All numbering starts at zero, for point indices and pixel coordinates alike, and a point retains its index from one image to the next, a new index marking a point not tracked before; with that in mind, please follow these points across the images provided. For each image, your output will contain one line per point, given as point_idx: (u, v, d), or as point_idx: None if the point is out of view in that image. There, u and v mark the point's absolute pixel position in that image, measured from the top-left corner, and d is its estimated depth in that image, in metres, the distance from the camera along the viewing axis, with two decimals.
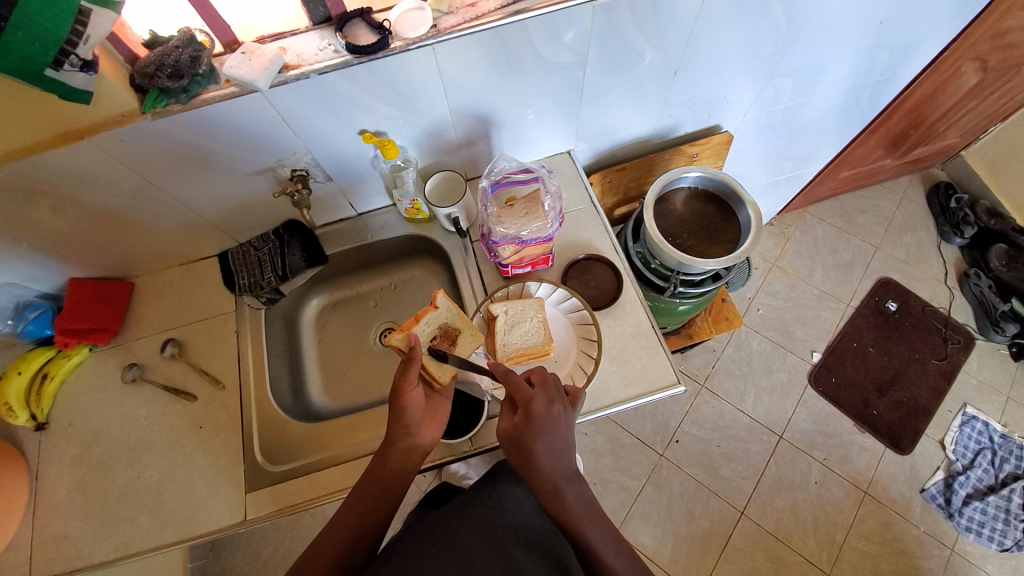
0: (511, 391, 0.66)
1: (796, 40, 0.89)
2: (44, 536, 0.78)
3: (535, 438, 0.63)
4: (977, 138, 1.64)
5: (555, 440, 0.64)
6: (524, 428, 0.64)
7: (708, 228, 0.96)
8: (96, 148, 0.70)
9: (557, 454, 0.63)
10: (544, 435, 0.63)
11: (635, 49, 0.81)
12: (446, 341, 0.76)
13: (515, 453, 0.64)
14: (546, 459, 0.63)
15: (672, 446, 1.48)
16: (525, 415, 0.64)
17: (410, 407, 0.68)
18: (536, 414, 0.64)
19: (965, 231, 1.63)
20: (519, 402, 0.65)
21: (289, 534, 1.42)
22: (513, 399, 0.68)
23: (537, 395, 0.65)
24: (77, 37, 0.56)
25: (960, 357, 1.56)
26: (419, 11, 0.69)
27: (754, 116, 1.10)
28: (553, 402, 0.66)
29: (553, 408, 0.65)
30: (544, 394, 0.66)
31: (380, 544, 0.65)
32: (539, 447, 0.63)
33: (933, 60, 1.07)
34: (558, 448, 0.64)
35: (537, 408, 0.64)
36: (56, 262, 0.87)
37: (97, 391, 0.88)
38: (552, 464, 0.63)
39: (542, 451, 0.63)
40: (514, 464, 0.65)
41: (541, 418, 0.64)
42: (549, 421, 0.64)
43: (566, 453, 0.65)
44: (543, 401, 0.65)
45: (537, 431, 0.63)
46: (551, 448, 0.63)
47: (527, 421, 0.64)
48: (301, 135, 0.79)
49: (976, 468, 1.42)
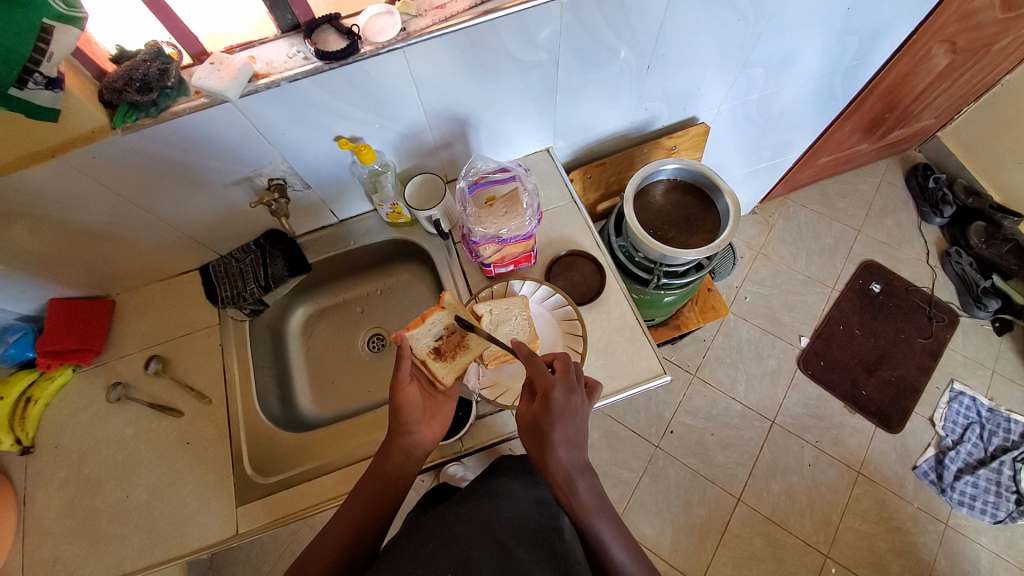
0: (532, 375, 0.66)
1: (766, 30, 0.90)
2: (34, 562, 0.77)
3: (553, 426, 0.63)
4: (951, 120, 1.67)
5: (571, 429, 0.64)
6: (542, 415, 0.64)
7: (688, 219, 0.97)
8: (68, 166, 0.70)
9: (572, 443, 0.64)
10: (561, 424, 0.63)
11: (607, 45, 0.81)
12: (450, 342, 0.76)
13: (529, 434, 0.65)
14: (562, 448, 0.63)
15: (667, 437, 1.49)
16: (544, 403, 0.64)
17: (407, 405, 0.69)
18: (555, 403, 0.64)
19: (944, 211, 1.66)
20: (538, 389, 0.65)
21: (289, 545, 1.42)
22: (533, 384, 0.67)
23: (558, 382, 0.65)
24: (40, 54, 0.56)
25: (946, 334, 1.58)
26: (388, 16, 0.69)
27: (730, 107, 1.11)
28: (572, 392, 0.66)
29: (571, 398, 0.65)
30: (564, 384, 0.65)
31: (382, 542, 0.65)
32: (558, 435, 0.63)
33: (903, 44, 1.09)
34: (574, 437, 0.64)
35: (555, 398, 0.64)
36: (33, 283, 0.86)
37: (82, 412, 0.87)
38: (567, 453, 0.63)
39: (559, 440, 0.63)
40: (528, 446, 0.65)
41: (560, 407, 0.64)
42: (566, 411, 0.64)
43: (579, 444, 0.65)
44: (563, 391, 0.65)
45: (555, 420, 0.63)
46: (567, 438, 0.63)
47: (546, 407, 0.64)
48: (275, 144, 0.79)
49: (965, 442, 1.44)
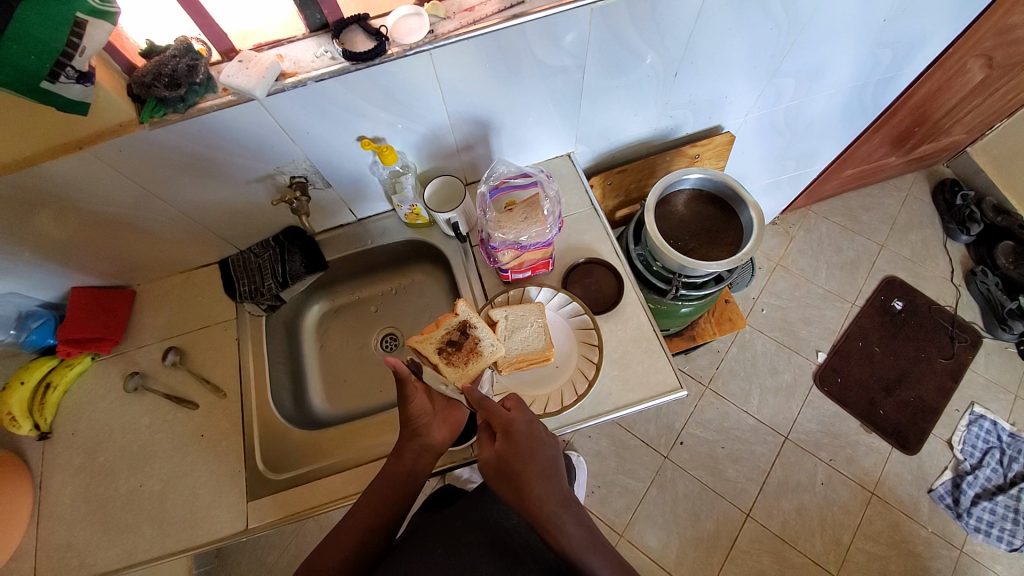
0: (488, 417, 0.65)
1: (798, 39, 0.88)
2: (48, 547, 0.78)
3: (523, 459, 0.60)
4: (982, 135, 1.62)
5: (544, 461, 0.61)
6: (508, 453, 0.61)
7: (710, 230, 0.96)
8: (96, 159, 0.71)
9: (548, 475, 0.61)
10: (531, 458, 0.61)
11: (634, 51, 0.80)
12: (460, 352, 0.74)
13: (499, 482, 0.60)
14: (537, 481, 0.59)
15: (677, 448, 1.48)
16: (508, 440, 0.62)
17: (416, 410, 0.67)
18: (517, 436, 0.63)
19: (971, 229, 1.61)
20: (497, 428, 0.64)
21: (294, 539, 1.43)
22: (491, 426, 0.65)
23: (517, 416, 0.65)
24: (73, 49, 0.56)
25: (968, 355, 1.54)
26: (416, 17, 0.68)
27: (756, 116, 1.09)
28: (532, 422, 0.66)
29: (534, 428, 0.65)
30: (523, 416, 0.65)
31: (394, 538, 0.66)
32: (530, 468, 0.60)
33: (938, 57, 1.06)
34: (548, 468, 0.61)
35: (517, 430, 0.63)
36: (58, 271, 0.87)
37: (99, 400, 0.88)
38: (546, 486, 0.59)
39: (533, 473, 0.60)
40: (506, 496, 0.60)
41: (525, 439, 0.62)
42: (532, 441, 0.63)
43: (557, 475, 0.62)
44: (523, 423, 0.64)
45: (523, 454, 0.61)
46: (541, 469, 0.60)
47: (511, 443, 0.62)
48: (299, 142, 0.79)
49: (984, 467, 1.40)
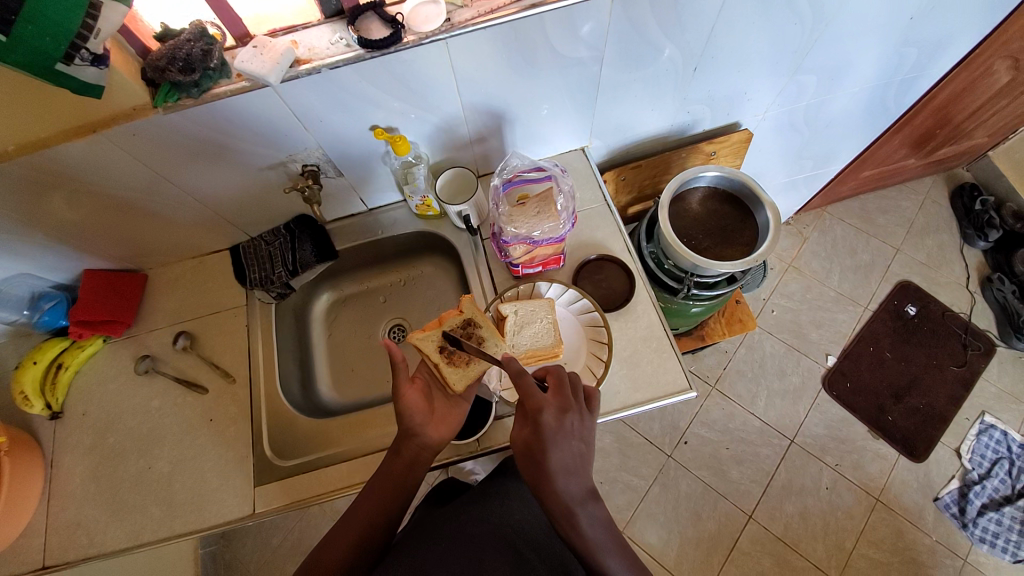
0: (521, 395, 0.61)
1: (821, 37, 0.86)
2: (58, 524, 0.79)
3: (547, 453, 0.58)
4: (1005, 138, 1.59)
5: (567, 455, 0.59)
6: (533, 440, 0.59)
7: (724, 229, 0.94)
8: (110, 142, 0.70)
9: (571, 470, 0.59)
10: (555, 452, 0.58)
11: (654, 44, 0.78)
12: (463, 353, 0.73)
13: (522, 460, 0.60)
14: (560, 476, 0.58)
15: (681, 447, 1.47)
16: (534, 427, 0.59)
17: (412, 409, 0.67)
18: (544, 426, 0.59)
19: (990, 235, 1.57)
20: (528, 410, 0.60)
21: (299, 524, 1.44)
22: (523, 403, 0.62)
23: (550, 403, 0.60)
24: (88, 31, 0.55)
25: (980, 363, 1.52)
26: (433, 5, 0.67)
27: (775, 114, 1.07)
28: (567, 412, 0.61)
29: (566, 419, 0.60)
30: (556, 404, 0.60)
31: (395, 531, 0.64)
32: (554, 462, 0.58)
33: (966, 57, 1.03)
34: (572, 464, 0.59)
35: (546, 420, 0.59)
36: (71, 253, 0.88)
37: (110, 382, 0.89)
38: (565, 481, 0.58)
39: (555, 467, 0.58)
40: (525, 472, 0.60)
41: (552, 433, 0.59)
42: (561, 433, 0.59)
43: (580, 470, 0.59)
44: (555, 413, 0.60)
45: (548, 446, 0.58)
46: (564, 465, 0.58)
47: (537, 432, 0.59)
48: (312, 130, 0.78)
49: (992, 478, 1.39)
